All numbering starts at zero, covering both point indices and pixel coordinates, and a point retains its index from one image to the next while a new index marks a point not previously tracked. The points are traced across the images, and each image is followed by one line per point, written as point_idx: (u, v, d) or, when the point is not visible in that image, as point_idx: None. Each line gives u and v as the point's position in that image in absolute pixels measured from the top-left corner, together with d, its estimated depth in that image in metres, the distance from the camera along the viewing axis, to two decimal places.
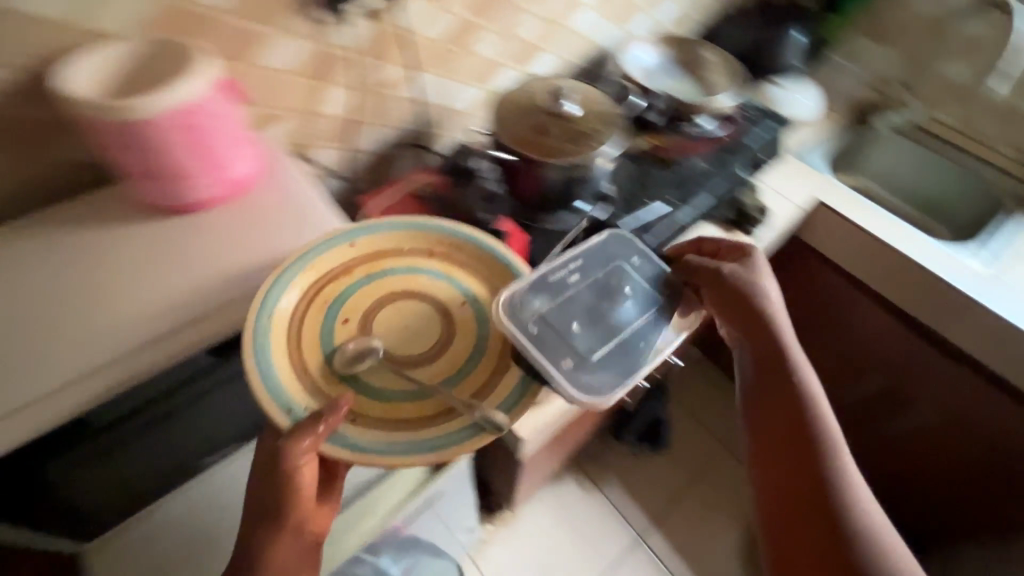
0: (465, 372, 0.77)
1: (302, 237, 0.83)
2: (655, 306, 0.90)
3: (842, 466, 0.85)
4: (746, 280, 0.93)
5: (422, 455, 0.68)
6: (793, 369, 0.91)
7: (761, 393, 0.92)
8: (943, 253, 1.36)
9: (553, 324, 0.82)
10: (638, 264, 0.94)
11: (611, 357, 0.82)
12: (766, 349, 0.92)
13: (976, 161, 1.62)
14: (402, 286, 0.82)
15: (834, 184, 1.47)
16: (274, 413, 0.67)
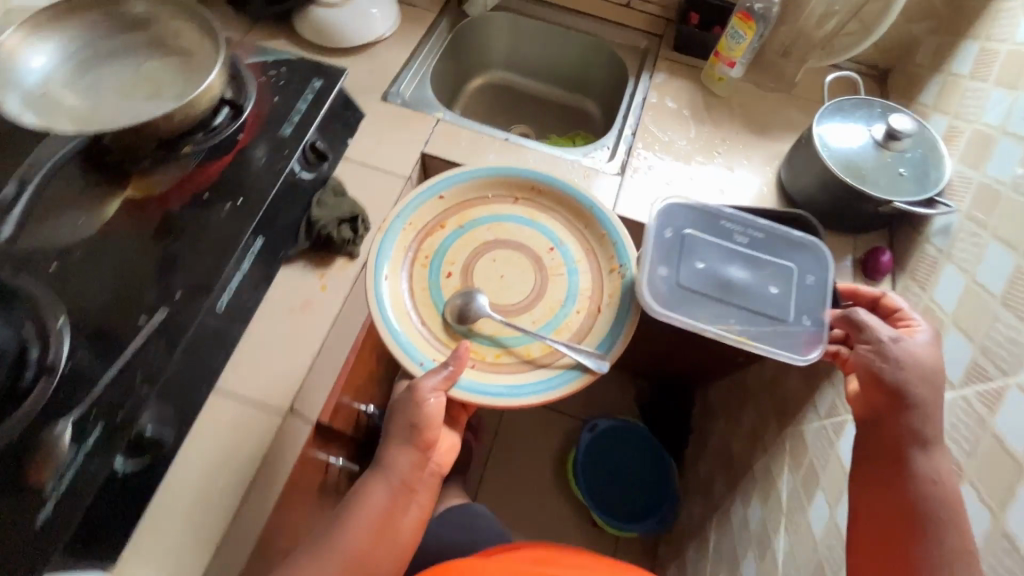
0: (566, 313, 0.96)
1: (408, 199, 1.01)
2: (793, 303, 0.97)
3: (947, 505, 0.74)
4: (905, 348, 0.80)
5: (525, 394, 0.86)
6: (918, 424, 0.78)
7: (885, 444, 0.80)
8: (569, 164, 1.15)
9: (684, 249, 1.01)
10: (809, 275, 0.99)
11: (707, 308, 0.95)
12: (912, 415, 0.78)
13: (586, 19, 1.40)
14: (493, 237, 1.03)
15: (441, 121, 1.17)
16: (402, 358, 0.87)
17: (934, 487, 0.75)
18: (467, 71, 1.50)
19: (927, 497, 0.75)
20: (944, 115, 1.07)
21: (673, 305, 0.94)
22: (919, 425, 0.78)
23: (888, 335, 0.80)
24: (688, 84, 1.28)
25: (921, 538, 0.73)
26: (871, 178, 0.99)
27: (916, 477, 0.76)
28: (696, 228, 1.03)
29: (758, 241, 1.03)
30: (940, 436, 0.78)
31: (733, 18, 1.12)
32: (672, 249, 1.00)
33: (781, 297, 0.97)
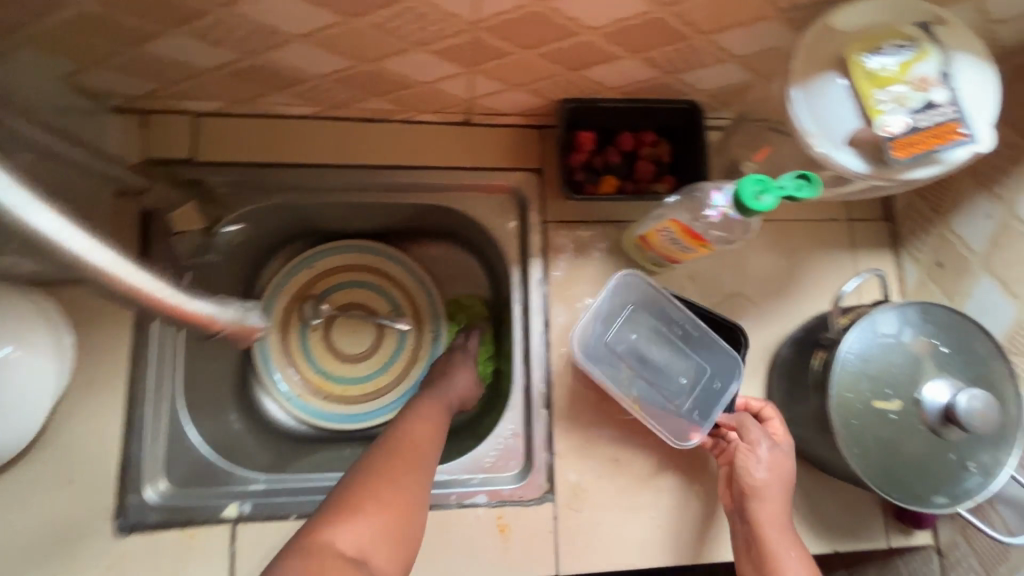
0: (393, 352, 0.98)
1: (294, 253, 0.97)
2: (698, 407, 0.74)
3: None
4: (765, 458, 0.65)
5: (342, 422, 0.93)
6: (783, 523, 0.64)
7: (745, 537, 0.65)
8: (471, 521, 0.73)
9: (614, 314, 0.76)
10: (721, 378, 0.74)
11: (622, 383, 0.75)
12: (772, 508, 0.64)
13: (408, 172, 0.79)
14: (354, 308, 0.99)
15: (241, 520, 0.69)
16: (261, 373, 0.92)
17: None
18: (279, 279, 0.96)
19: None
20: (1006, 296, 0.68)
21: (591, 362, 0.74)
22: (772, 519, 0.64)
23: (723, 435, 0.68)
24: (605, 264, 0.79)
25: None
26: (924, 465, 0.65)
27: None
28: (643, 306, 0.75)
29: (691, 338, 0.75)
30: (790, 523, 0.64)
31: (667, 222, 0.63)
32: (613, 317, 0.76)
33: (686, 391, 0.74)
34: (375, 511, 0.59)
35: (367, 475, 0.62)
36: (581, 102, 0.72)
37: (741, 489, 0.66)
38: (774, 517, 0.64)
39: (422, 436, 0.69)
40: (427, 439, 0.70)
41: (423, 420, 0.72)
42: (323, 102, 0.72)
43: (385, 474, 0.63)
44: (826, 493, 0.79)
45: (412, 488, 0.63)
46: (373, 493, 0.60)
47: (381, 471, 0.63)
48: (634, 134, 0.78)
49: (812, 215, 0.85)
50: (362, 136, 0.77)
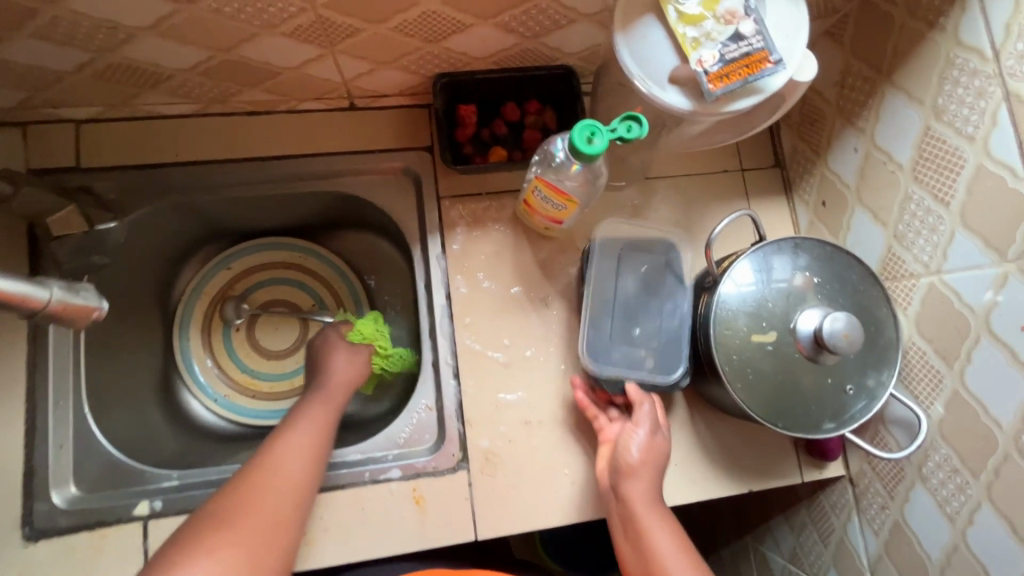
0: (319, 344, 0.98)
1: (209, 255, 0.97)
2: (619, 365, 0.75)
3: (674, 553, 0.61)
4: (639, 443, 0.67)
5: (270, 419, 0.93)
6: (656, 502, 0.64)
7: (621, 520, 0.65)
8: (387, 496, 0.74)
9: (636, 263, 0.80)
10: (654, 366, 0.75)
11: (598, 305, 0.78)
12: (642, 488, 0.65)
13: (297, 161, 0.79)
14: (276, 304, 0.99)
15: (154, 516, 0.70)
16: (184, 376, 0.93)
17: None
18: (195, 283, 0.96)
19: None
20: (877, 224, 0.71)
21: (597, 266, 0.78)
22: (643, 496, 0.64)
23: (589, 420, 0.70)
24: (502, 233, 0.80)
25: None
26: (804, 392, 0.67)
27: (653, 545, 0.61)
28: (662, 275, 0.79)
29: (665, 327, 0.77)
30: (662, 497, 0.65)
31: (535, 182, 0.64)
32: (639, 263, 0.80)
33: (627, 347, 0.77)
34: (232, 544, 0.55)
35: (226, 507, 0.58)
36: (453, 76, 0.74)
37: (619, 471, 0.67)
38: (645, 494, 0.64)
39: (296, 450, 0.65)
40: (300, 454, 0.65)
41: (302, 430, 0.67)
42: (201, 98, 0.73)
43: (247, 503, 0.58)
44: (739, 435, 0.81)
45: (280, 517, 0.59)
46: (232, 526, 0.56)
47: (242, 500, 0.58)
48: (518, 103, 0.78)
49: (705, 167, 0.86)
50: (248, 129, 0.78)
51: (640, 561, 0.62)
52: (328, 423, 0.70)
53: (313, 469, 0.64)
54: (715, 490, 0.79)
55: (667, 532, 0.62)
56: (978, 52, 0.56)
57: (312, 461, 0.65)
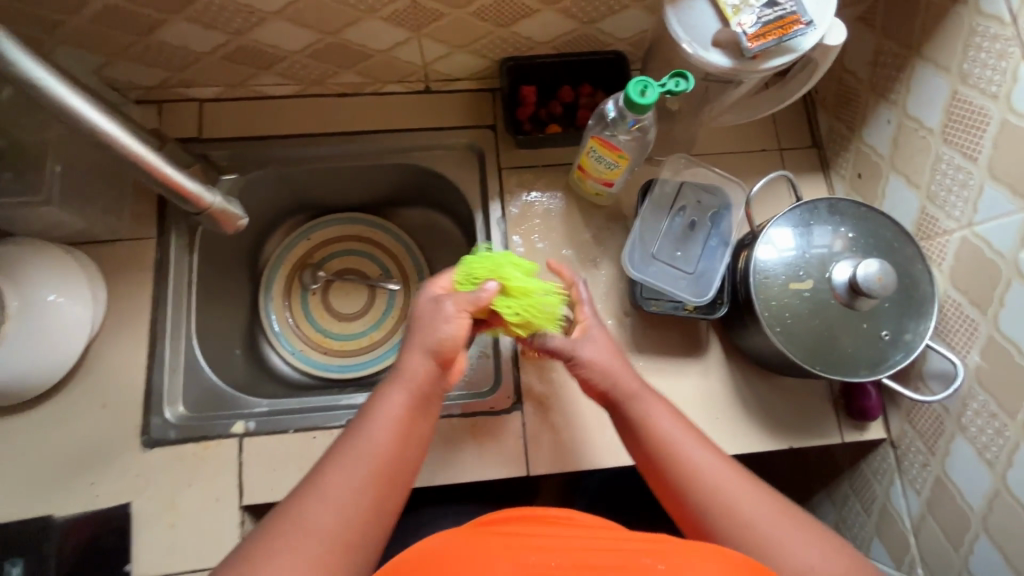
0: (385, 309, 1.09)
1: (293, 228, 1.11)
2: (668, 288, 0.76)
3: (672, 435, 0.64)
4: (598, 348, 0.68)
5: (340, 372, 1.03)
6: (641, 391, 0.67)
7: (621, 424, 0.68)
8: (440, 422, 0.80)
9: (694, 200, 0.81)
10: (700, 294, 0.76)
11: (652, 235, 0.79)
12: (627, 390, 0.67)
13: (379, 136, 0.91)
14: (348, 272, 1.11)
15: (247, 434, 0.79)
16: (267, 331, 1.04)
17: (701, 467, 0.62)
18: (280, 251, 1.09)
19: (680, 451, 0.63)
20: (911, 188, 0.75)
21: (655, 202, 0.80)
22: (628, 394, 0.67)
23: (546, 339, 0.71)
24: (556, 199, 0.89)
25: (704, 486, 0.61)
26: (838, 339, 0.71)
27: (654, 431, 0.65)
28: (718, 212, 0.80)
29: (715, 259, 0.78)
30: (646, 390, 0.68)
31: (591, 140, 0.72)
32: (697, 200, 0.81)
33: (676, 274, 0.78)
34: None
35: (281, 525, 0.55)
36: (519, 60, 0.85)
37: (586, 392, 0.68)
38: (628, 393, 0.67)
39: (356, 489, 0.58)
40: (358, 493, 0.58)
41: (362, 457, 0.60)
42: (304, 79, 0.87)
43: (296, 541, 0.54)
44: (779, 394, 0.84)
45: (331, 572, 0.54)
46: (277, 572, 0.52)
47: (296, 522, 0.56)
48: (574, 86, 0.87)
49: (746, 145, 0.92)
50: (339, 109, 0.91)
51: (645, 453, 0.65)
52: (398, 444, 0.61)
53: (372, 494, 0.59)
54: (757, 444, 0.82)
55: (659, 419, 0.65)
56: (997, 19, 0.62)
57: (374, 501, 0.59)
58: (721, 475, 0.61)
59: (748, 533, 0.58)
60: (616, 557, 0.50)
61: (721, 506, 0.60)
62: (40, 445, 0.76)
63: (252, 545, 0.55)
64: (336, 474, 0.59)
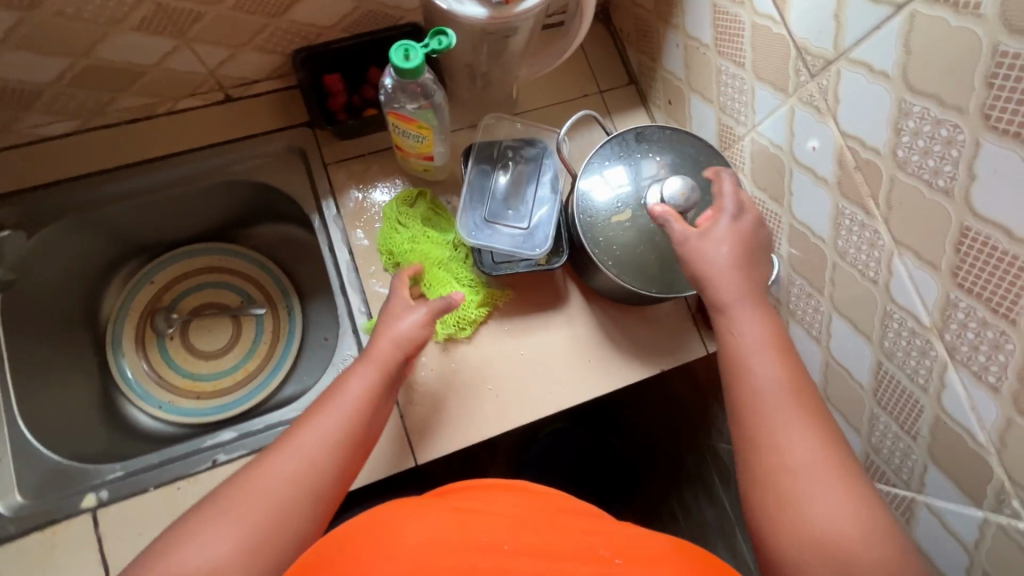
0: (256, 337, 1.03)
1: (131, 274, 1.02)
2: (505, 245, 0.77)
3: (754, 345, 0.59)
4: (718, 234, 0.64)
5: (217, 413, 0.97)
6: (740, 296, 0.61)
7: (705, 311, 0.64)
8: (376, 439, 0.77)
9: (515, 156, 0.81)
10: (537, 243, 0.77)
11: (481, 199, 0.79)
12: (733, 284, 0.62)
13: (186, 156, 0.85)
14: (205, 307, 1.04)
15: (101, 505, 0.72)
16: (125, 390, 0.96)
17: (771, 383, 0.57)
18: (123, 302, 1.00)
19: (756, 365, 0.58)
20: (708, 103, 0.80)
21: (475, 168, 0.81)
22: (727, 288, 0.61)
23: (693, 239, 0.64)
24: (390, 184, 0.87)
25: (762, 402, 0.56)
26: (670, 260, 0.74)
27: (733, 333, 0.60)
28: (540, 163, 0.81)
29: (546, 207, 0.79)
30: (750, 296, 0.61)
31: (388, 117, 0.71)
32: (517, 157, 0.81)
33: (512, 230, 0.78)
34: (225, 557, 0.51)
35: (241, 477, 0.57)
36: (310, 50, 0.81)
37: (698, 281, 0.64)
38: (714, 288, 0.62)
39: (320, 450, 0.59)
40: (325, 459, 0.59)
41: (331, 421, 0.62)
42: (79, 111, 0.79)
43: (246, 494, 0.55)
44: (644, 325, 0.87)
45: (276, 522, 0.54)
46: (226, 526, 0.53)
47: (249, 481, 0.56)
48: (381, 67, 0.84)
49: (566, 95, 0.94)
50: (132, 136, 0.83)
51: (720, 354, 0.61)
52: (367, 416, 0.64)
53: (335, 460, 0.60)
54: (633, 376, 0.84)
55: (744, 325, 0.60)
56: None
57: (340, 466, 0.60)
58: (780, 396, 0.56)
59: (778, 460, 0.53)
60: (574, 546, 0.52)
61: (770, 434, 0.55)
62: None
63: (213, 499, 0.55)
64: (304, 434, 0.60)
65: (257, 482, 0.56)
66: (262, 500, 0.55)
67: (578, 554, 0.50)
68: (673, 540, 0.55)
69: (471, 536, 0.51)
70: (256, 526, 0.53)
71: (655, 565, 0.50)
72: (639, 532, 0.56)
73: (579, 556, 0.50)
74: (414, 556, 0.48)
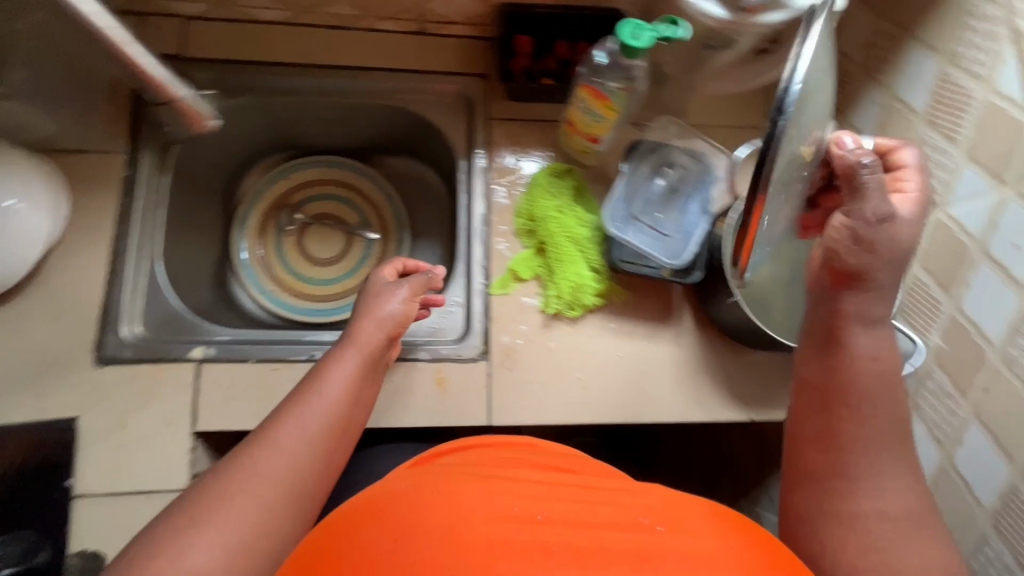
0: (361, 258, 1.07)
1: (272, 165, 1.08)
2: (644, 245, 0.76)
3: (867, 391, 0.55)
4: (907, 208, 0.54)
5: (310, 315, 1.01)
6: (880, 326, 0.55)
7: (821, 332, 0.57)
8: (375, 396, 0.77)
9: (679, 164, 0.81)
10: (674, 253, 0.76)
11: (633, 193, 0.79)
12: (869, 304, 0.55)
13: (368, 73, 0.89)
14: (325, 217, 1.09)
15: (206, 361, 0.77)
16: (238, 267, 1.02)
17: (871, 361, 0.55)
18: (257, 187, 1.07)
19: (858, 408, 0.55)
20: None
21: (638, 161, 0.80)
22: (863, 314, 0.55)
23: (885, 222, 0.51)
24: (542, 155, 0.88)
25: (857, 449, 0.55)
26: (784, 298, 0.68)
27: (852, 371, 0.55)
28: (701, 178, 0.80)
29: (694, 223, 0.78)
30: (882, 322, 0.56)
31: (581, 88, 0.73)
32: (680, 165, 0.81)
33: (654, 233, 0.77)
34: (208, 567, 0.53)
35: (227, 471, 0.59)
36: (515, 8, 0.83)
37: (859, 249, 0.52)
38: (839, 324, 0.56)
39: (307, 441, 0.63)
40: (309, 454, 0.63)
41: (315, 408, 0.65)
42: (293, 5, 0.84)
43: (240, 488, 0.58)
44: (745, 367, 0.85)
45: (275, 518, 0.58)
46: (219, 526, 0.55)
47: (242, 469, 0.59)
48: (569, 43, 0.86)
49: (738, 120, 0.91)
50: (328, 41, 0.88)
51: (827, 379, 0.56)
52: (350, 407, 0.67)
53: (319, 449, 0.63)
54: (718, 412, 0.83)
55: (871, 357, 0.55)
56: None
57: (324, 457, 0.64)
58: (874, 441, 0.54)
59: (856, 505, 0.54)
60: (614, 513, 0.51)
61: (862, 430, 0.55)
62: None
63: (200, 492, 0.57)
64: (283, 429, 0.63)
65: (247, 485, 0.58)
66: (252, 503, 0.57)
67: (613, 522, 0.50)
68: (711, 509, 0.55)
69: (491, 503, 0.49)
70: (240, 531, 0.56)
71: (705, 527, 0.51)
72: (680, 496, 0.56)
73: (622, 524, 0.50)
74: (446, 522, 0.46)
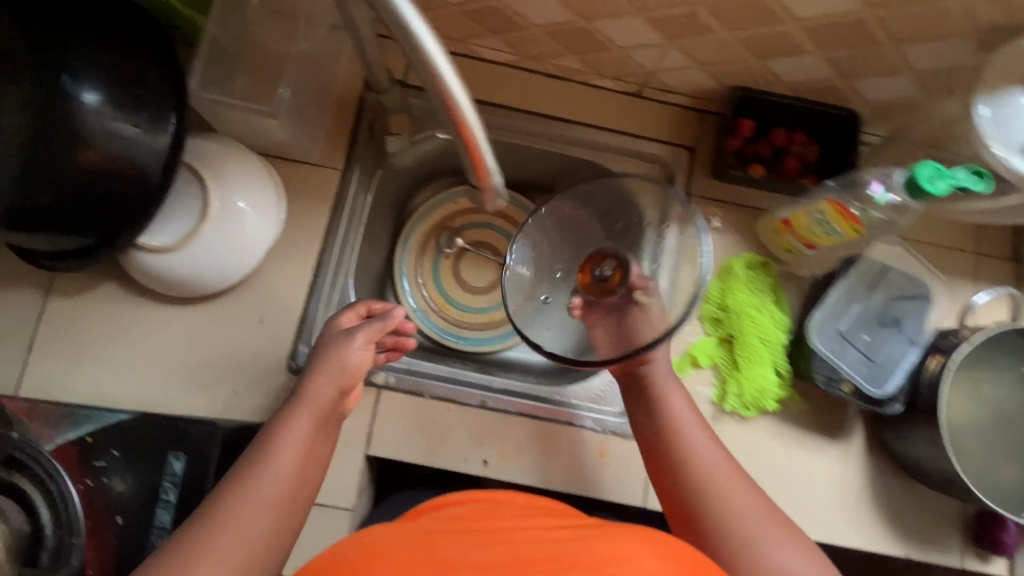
0: (510, 292, 1.07)
1: (442, 186, 1.09)
2: (845, 363, 0.75)
3: (707, 470, 0.64)
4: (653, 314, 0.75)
5: (457, 342, 1.03)
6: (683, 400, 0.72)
7: (637, 396, 0.74)
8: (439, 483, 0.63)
9: (896, 291, 0.79)
10: (876, 380, 0.74)
11: (844, 306, 0.78)
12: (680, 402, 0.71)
13: (578, 128, 0.88)
14: (483, 245, 1.09)
15: (386, 388, 0.80)
16: (397, 282, 1.04)
17: (705, 440, 0.67)
18: (425, 205, 1.08)
19: (701, 464, 0.65)
20: None
21: (857, 276, 0.78)
22: (677, 414, 0.70)
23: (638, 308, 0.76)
24: (737, 242, 0.86)
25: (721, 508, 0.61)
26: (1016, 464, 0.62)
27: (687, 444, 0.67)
28: (915, 313, 0.78)
29: (900, 356, 0.75)
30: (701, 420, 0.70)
31: (824, 202, 0.69)
32: (897, 293, 0.79)
33: (858, 353, 0.75)
34: None
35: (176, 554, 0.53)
36: (748, 91, 0.81)
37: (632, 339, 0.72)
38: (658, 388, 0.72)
39: (261, 509, 0.58)
40: (263, 518, 0.58)
41: (276, 471, 0.60)
42: (524, 53, 0.84)
43: (208, 559, 0.53)
44: (912, 501, 0.82)
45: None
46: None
47: (197, 545, 0.54)
48: (788, 131, 0.84)
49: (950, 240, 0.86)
50: (545, 90, 0.88)
51: (659, 444, 0.69)
52: (303, 468, 0.63)
53: (282, 513, 0.59)
54: (876, 542, 0.80)
55: (685, 413, 0.70)
56: None
57: (277, 522, 0.58)
58: (737, 497, 0.62)
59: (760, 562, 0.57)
60: (542, 550, 0.47)
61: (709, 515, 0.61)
62: (197, 343, 0.78)
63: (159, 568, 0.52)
64: (235, 510, 0.57)
65: (208, 557, 0.53)
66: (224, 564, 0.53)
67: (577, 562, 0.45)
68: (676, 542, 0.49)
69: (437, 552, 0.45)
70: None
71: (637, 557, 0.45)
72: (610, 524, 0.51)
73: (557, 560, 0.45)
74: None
